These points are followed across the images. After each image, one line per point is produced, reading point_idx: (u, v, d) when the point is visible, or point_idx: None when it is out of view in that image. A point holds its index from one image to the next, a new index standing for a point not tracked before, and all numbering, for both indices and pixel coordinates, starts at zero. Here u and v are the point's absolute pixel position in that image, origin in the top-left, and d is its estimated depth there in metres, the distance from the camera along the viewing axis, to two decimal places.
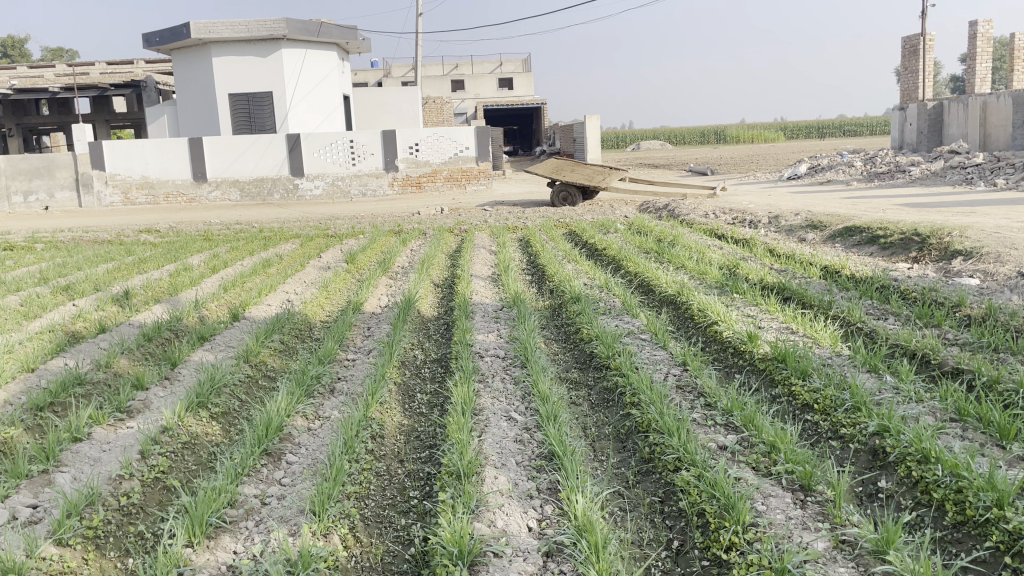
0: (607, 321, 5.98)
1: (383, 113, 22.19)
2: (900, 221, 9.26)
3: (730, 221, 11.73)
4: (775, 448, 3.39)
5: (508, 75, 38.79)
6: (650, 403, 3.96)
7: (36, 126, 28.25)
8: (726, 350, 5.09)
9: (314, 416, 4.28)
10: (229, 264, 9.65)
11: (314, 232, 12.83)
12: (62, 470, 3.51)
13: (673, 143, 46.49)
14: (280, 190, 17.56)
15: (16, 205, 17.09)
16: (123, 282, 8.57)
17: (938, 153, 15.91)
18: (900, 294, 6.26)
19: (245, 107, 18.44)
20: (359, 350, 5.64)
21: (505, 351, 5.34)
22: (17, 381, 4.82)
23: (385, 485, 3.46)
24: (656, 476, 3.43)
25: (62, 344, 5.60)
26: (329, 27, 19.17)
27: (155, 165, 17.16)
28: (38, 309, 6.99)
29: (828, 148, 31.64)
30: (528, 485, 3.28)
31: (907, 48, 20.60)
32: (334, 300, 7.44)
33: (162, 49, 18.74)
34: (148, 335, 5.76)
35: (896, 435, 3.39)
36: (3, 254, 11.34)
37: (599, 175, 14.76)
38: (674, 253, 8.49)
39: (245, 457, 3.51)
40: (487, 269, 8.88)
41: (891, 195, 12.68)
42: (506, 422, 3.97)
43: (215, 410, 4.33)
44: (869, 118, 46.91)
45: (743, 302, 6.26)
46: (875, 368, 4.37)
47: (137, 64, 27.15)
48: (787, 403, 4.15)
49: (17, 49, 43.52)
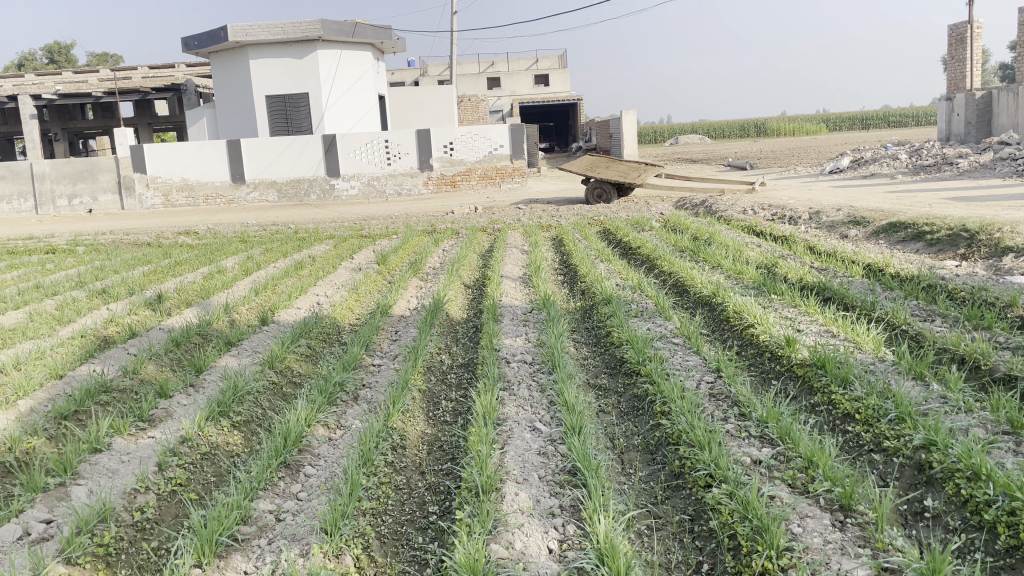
0: (638, 324, 5.80)
1: (418, 112, 22.19)
2: (947, 216, 8.90)
3: (769, 217, 11.45)
4: (813, 463, 3.20)
5: (545, 72, 38.60)
6: (680, 413, 3.78)
7: (81, 130, 28.83)
8: (763, 355, 4.88)
9: (335, 426, 4.18)
10: (262, 266, 9.67)
11: (348, 233, 12.81)
12: (79, 483, 3.46)
13: (712, 137, 45.86)
14: (317, 191, 17.62)
15: (61, 208, 17.43)
16: (157, 285, 8.61)
17: (987, 144, 15.36)
18: (947, 293, 5.98)
19: (282, 108, 18.55)
20: (385, 355, 5.55)
21: (532, 356, 5.20)
22: (45, 389, 4.81)
23: (403, 500, 3.35)
24: (687, 491, 3.27)
25: (91, 350, 5.57)
26: (363, 27, 19.17)
27: (194, 168, 17.35)
28: (72, 314, 7.02)
29: (872, 140, 30.94)
30: (550, 502, 3.14)
31: (953, 36, 19.95)
32: (363, 303, 7.37)
33: (200, 52, 18.92)
34: (177, 340, 5.73)
35: (943, 449, 3.18)
36: (45, 257, 11.50)
37: (634, 172, 14.52)
38: (710, 251, 8.26)
39: (261, 471, 3.43)
40: (518, 269, 8.75)
41: (938, 188, 12.26)
42: (530, 433, 3.84)
43: (237, 419, 4.26)
44: (914, 109, 45.74)
45: (781, 303, 6.04)
46: (921, 376, 4.13)
47: (177, 67, 27.53)
48: (826, 412, 3.95)
49: (63, 55, 44.48)
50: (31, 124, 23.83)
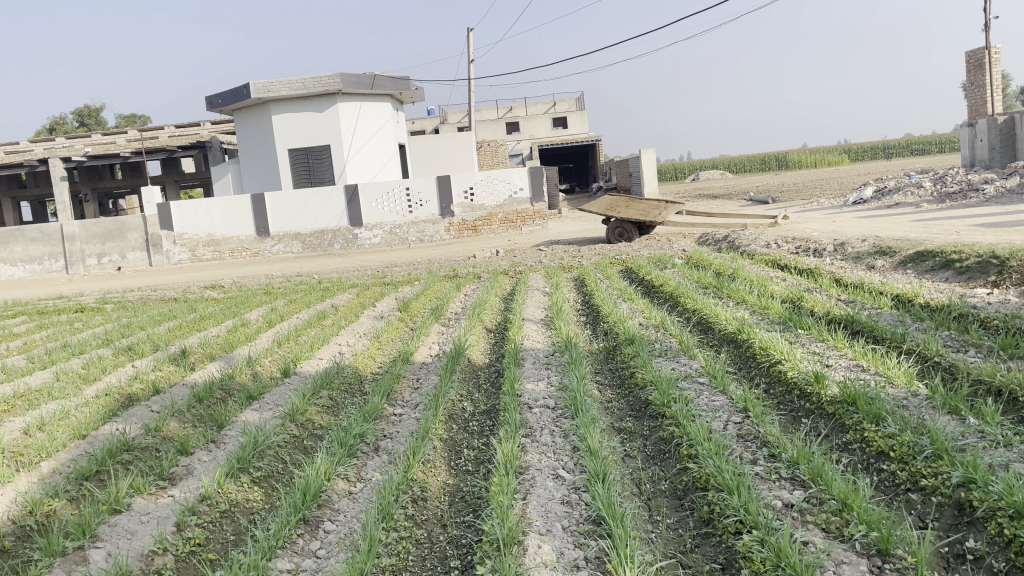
0: (663, 363, 5.70)
1: (438, 159, 22.41)
2: (975, 243, 8.74)
3: (793, 250, 11.33)
4: (847, 506, 3.07)
5: (562, 114, 39.00)
6: (707, 456, 3.68)
7: (110, 190, 29.46)
8: (792, 393, 4.75)
9: (355, 479, 4.12)
10: (286, 317, 9.74)
11: (370, 281, 12.87)
12: (97, 545, 3.42)
13: (733, 172, 45.90)
14: (340, 241, 17.76)
15: (90, 266, 17.72)
16: (181, 340, 8.67)
17: (1013, 169, 15.18)
18: (980, 323, 5.84)
19: (304, 161, 18.85)
20: (406, 404, 5.48)
21: (555, 400, 5.11)
22: (68, 449, 4.78)
23: (424, 555, 3.28)
24: (716, 538, 3.15)
25: (115, 408, 5.55)
26: (381, 79, 19.43)
27: (220, 223, 17.62)
28: (98, 372, 7.04)
29: (895, 169, 30.73)
30: (575, 554, 3.04)
31: (972, 62, 19.85)
32: (385, 351, 7.35)
33: (224, 110, 19.32)
34: (199, 396, 5.70)
35: (982, 487, 3.04)
36: (74, 316, 11.64)
37: (654, 210, 14.48)
38: (734, 287, 8.16)
39: (280, 527, 3.39)
40: (540, 311, 8.72)
41: (966, 215, 12.09)
42: (553, 482, 3.75)
43: (257, 474, 4.21)
44: (937, 137, 45.49)
45: (808, 337, 5.90)
46: (957, 411, 3.97)
47: (202, 125, 28.11)
48: (860, 451, 3.81)
49: (93, 117, 45.77)
50: (62, 186, 24.39)
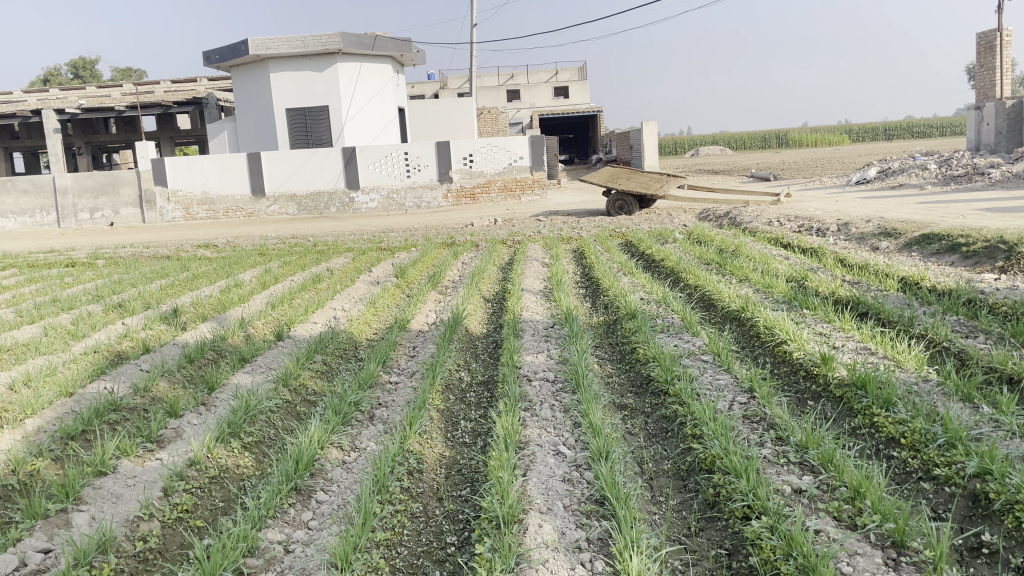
0: (665, 340, 5.57)
1: (438, 124, 22.11)
2: (983, 227, 8.61)
3: (796, 229, 11.20)
4: (860, 494, 2.97)
5: (564, 84, 38.54)
6: (713, 437, 3.57)
7: (104, 144, 29.04)
8: (797, 374, 4.65)
9: (349, 448, 4.00)
10: (280, 279, 9.57)
11: (367, 246, 12.68)
12: (81, 508, 3.30)
13: (733, 148, 45.57)
14: (336, 203, 17.53)
15: (83, 221, 17.50)
16: (173, 299, 8.50)
17: (1020, 154, 14.99)
18: (989, 308, 5.73)
19: (302, 121, 18.53)
20: (402, 372, 5.36)
21: (555, 373, 5.00)
22: (54, 407, 4.64)
23: (420, 529, 3.18)
24: (722, 523, 3.06)
25: (103, 366, 5.40)
26: (383, 41, 19.08)
27: (214, 181, 17.34)
28: (87, 329, 6.88)
29: (898, 151, 30.50)
30: (577, 535, 2.94)
31: (982, 44, 19.60)
32: (381, 317, 7.21)
33: (222, 66, 18.94)
34: (190, 356, 5.55)
35: (999, 479, 2.94)
36: (64, 271, 11.43)
37: (656, 183, 14.29)
38: (737, 264, 8.02)
39: (270, 497, 3.27)
40: (539, 282, 8.57)
41: (972, 199, 11.94)
42: (554, 458, 3.64)
43: (248, 440, 4.09)
44: (939, 120, 45.17)
45: (814, 318, 5.79)
46: (970, 398, 3.87)
47: (199, 81, 27.64)
48: (869, 437, 3.71)
49: (88, 70, 45.00)
50: (55, 138, 24.01)
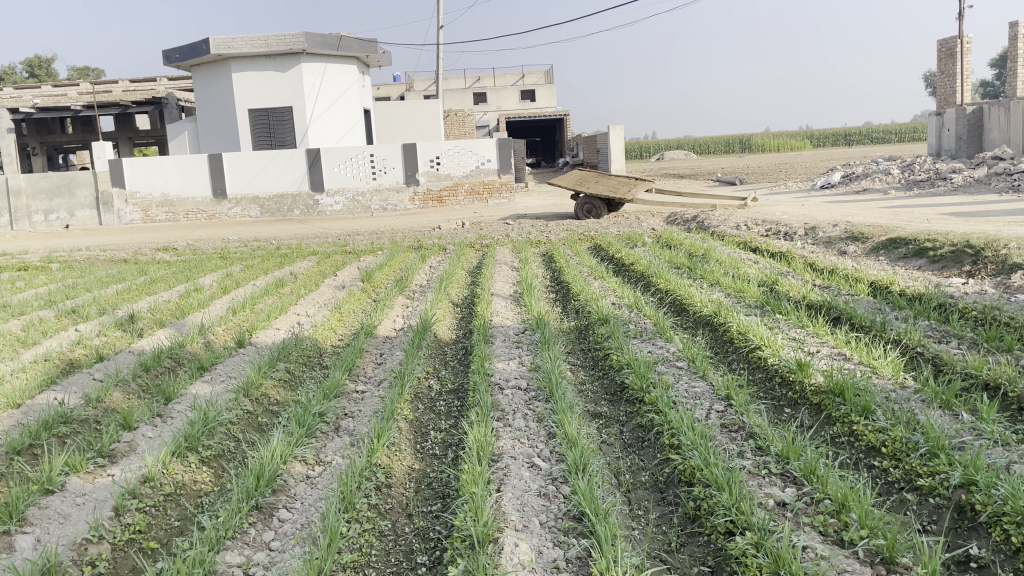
0: (638, 345, 5.48)
1: (404, 126, 21.89)
2: (948, 231, 8.66)
3: (764, 232, 11.21)
4: (845, 507, 2.89)
5: (531, 87, 38.56)
6: (692, 446, 3.46)
7: (59, 144, 28.26)
8: (773, 380, 4.57)
9: (313, 461, 3.83)
10: (242, 283, 9.30)
11: (332, 249, 12.44)
12: (25, 531, 3.08)
13: (697, 152, 45.97)
14: (300, 206, 17.23)
15: (36, 223, 16.95)
16: (130, 304, 8.20)
17: (980, 159, 15.22)
18: (959, 312, 5.72)
19: (265, 122, 18.21)
20: (369, 381, 5.19)
21: (527, 381, 4.86)
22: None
23: (389, 548, 3.03)
24: (704, 538, 2.96)
25: (54, 376, 5.14)
26: (348, 41, 18.82)
27: (174, 182, 16.92)
28: (37, 336, 6.58)
29: (857, 156, 30.97)
30: (554, 555, 2.81)
31: (942, 51, 19.92)
32: (347, 323, 7.01)
33: (182, 65, 18.51)
34: (146, 365, 5.31)
35: (985, 490, 2.87)
36: (15, 275, 10.99)
37: (624, 187, 14.19)
38: (708, 268, 7.97)
39: (229, 517, 3.09)
40: (508, 286, 8.45)
41: (935, 203, 12.06)
42: (529, 471, 3.51)
43: (206, 454, 3.89)
44: (896, 125, 46.00)
45: (787, 323, 5.74)
46: (949, 405, 3.82)
47: (159, 81, 27.05)
48: (849, 445, 3.63)
49: (43, 68, 43.93)
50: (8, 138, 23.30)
